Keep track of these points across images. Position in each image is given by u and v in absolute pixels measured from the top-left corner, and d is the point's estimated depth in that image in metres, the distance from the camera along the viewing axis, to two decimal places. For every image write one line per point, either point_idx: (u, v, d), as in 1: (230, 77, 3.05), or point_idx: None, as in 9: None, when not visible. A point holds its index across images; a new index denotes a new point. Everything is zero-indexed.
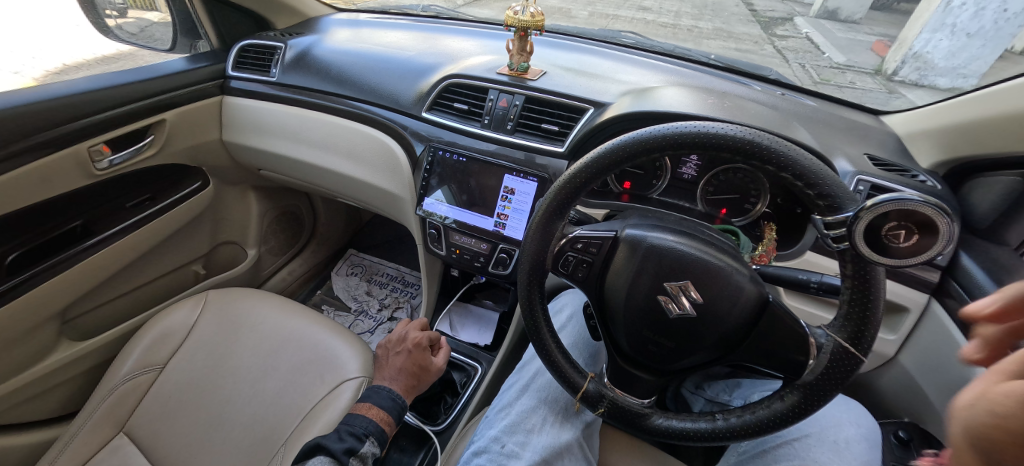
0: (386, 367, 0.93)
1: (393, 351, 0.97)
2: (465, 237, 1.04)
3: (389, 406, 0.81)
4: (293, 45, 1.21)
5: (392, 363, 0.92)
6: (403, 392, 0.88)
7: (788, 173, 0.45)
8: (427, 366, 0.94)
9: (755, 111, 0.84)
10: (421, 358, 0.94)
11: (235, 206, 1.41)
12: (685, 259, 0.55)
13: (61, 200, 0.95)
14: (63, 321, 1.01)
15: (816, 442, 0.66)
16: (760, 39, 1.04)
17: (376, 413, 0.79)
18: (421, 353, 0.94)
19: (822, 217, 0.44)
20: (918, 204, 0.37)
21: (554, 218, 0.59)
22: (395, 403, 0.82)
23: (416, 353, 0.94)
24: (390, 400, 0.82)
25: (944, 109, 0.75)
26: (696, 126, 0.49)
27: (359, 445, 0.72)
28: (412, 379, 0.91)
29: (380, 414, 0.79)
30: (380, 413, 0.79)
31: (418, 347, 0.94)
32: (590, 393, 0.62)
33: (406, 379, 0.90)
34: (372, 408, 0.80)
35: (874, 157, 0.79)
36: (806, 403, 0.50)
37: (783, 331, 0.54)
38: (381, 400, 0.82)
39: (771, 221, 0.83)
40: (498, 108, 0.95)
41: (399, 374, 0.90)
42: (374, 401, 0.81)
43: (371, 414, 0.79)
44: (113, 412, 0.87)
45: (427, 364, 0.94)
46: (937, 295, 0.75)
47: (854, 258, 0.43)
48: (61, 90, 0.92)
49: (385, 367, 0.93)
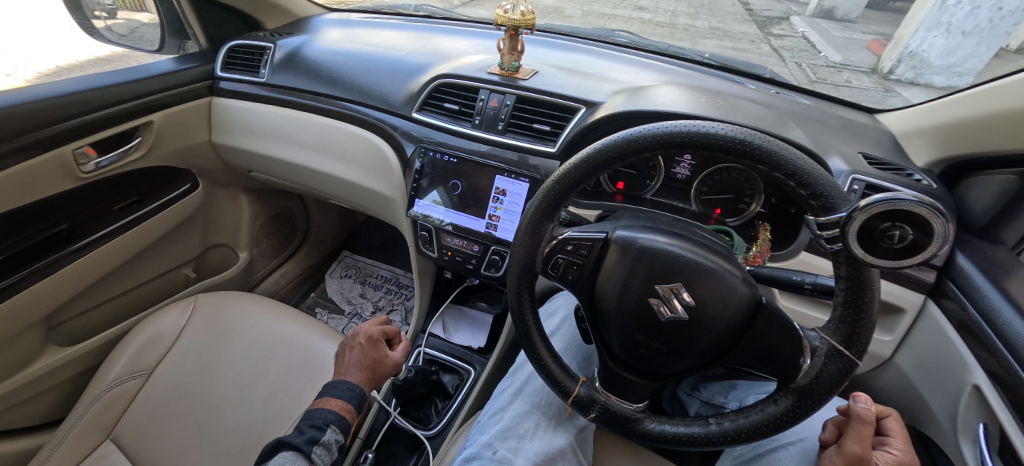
0: (339, 364, 0.84)
1: (347, 346, 0.87)
2: (457, 239, 1.03)
3: (347, 396, 0.74)
4: (282, 45, 1.19)
5: (347, 358, 0.84)
6: (362, 384, 0.79)
7: (780, 172, 0.44)
8: (386, 357, 0.85)
9: (749, 110, 0.84)
10: (378, 349, 0.85)
11: (226, 208, 1.39)
12: (677, 261, 0.54)
13: (47, 202, 0.93)
14: (49, 327, 1.00)
15: (810, 446, 0.65)
16: (756, 38, 1.03)
17: (334, 404, 0.72)
18: (377, 345, 0.86)
19: (815, 218, 0.43)
20: (912, 204, 0.36)
21: (543, 219, 0.57)
22: (354, 393, 0.75)
23: (371, 345, 0.85)
24: (349, 390, 0.75)
25: (941, 107, 0.74)
26: (686, 125, 0.48)
27: (322, 433, 0.66)
28: (371, 371, 0.82)
29: (339, 405, 0.72)
30: (338, 404, 0.72)
31: (373, 339, 0.86)
32: (581, 397, 0.61)
33: (363, 371, 0.81)
34: (331, 400, 0.72)
35: (869, 156, 0.79)
36: (800, 407, 0.49)
37: (776, 334, 0.53)
38: (339, 392, 0.74)
39: (766, 221, 0.82)
40: (489, 108, 0.93)
41: (355, 366, 0.82)
42: (332, 394, 0.74)
43: (329, 405, 0.72)
44: (98, 420, 0.84)
45: (386, 356, 0.86)
46: (934, 295, 0.74)
47: (848, 259, 0.42)
48: (50, 91, 0.90)
49: (339, 363, 0.84)
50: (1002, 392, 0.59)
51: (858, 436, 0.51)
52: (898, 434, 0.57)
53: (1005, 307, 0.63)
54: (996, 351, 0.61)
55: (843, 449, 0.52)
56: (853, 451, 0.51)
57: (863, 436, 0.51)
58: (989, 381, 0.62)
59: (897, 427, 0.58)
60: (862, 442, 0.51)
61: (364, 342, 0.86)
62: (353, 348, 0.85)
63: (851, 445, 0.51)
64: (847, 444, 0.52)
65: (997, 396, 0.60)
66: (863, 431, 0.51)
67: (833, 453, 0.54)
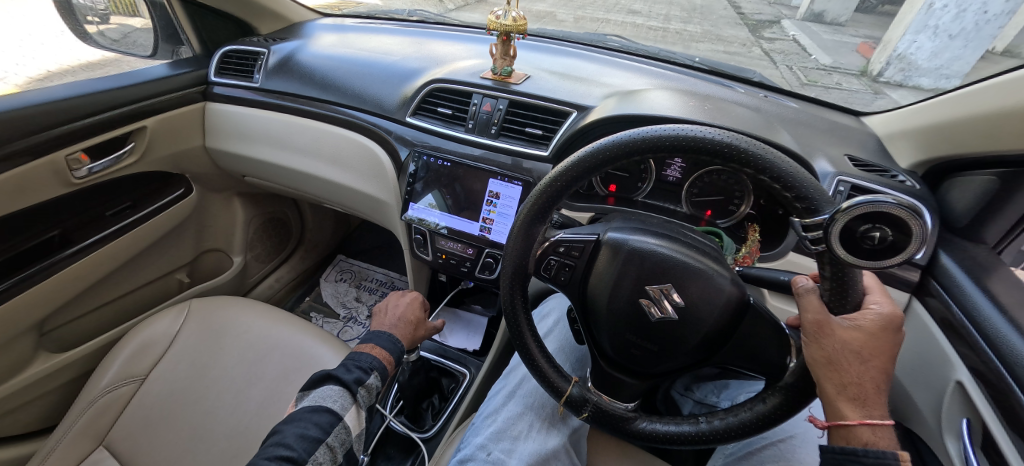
0: (381, 315, 0.86)
1: (393, 302, 0.90)
2: (452, 242, 1.03)
3: (390, 348, 0.74)
4: (276, 51, 1.20)
5: (389, 312, 0.86)
6: (402, 338, 0.81)
7: (766, 175, 0.45)
8: (423, 320, 0.88)
9: (736, 113, 0.85)
10: (419, 310, 0.89)
11: (221, 212, 1.39)
12: (665, 262, 0.55)
13: (41, 208, 0.93)
14: (41, 333, 0.99)
15: (800, 443, 0.66)
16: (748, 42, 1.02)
17: (378, 352, 0.73)
18: (419, 307, 0.89)
19: (800, 219, 0.44)
20: (891, 207, 0.37)
21: (535, 222, 0.58)
22: (396, 346, 0.76)
23: (414, 306, 0.88)
24: (391, 343, 0.76)
25: (927, 108, 0.76)
26: (675, 130, 0.49)
27: (366, 377, 0.67)
28: (411, 329, 0.84)
29: (383, 354, 0.73)
30: (382, 353, 0.73)
31: (419, 301, 0.90)
32: (574, 397, 0.61)
33: (404, 326, 0.83)
34: (374, 348, 0.73)
35: (855, 157, 0.81)
36: (788, 404, 0.50)
37: (764, 333, 0.54)
38: (382, 342, 0.75)
39: (756, 222, 0.84)
40: (482, 112, 0.94)
41: (397, 320, 0.84)
42: (375, 342, 0.74)
43: (373, 352, 0.72)
44: (91, 426, 0.84)
45: (424, 319, 0.89)
46: (918, 294, 0.77)
47: (832, 259, 0.44)
48: (41, 97, 0.89)
49: (380, 315, 0.85)
50: (983, 388, 0.60)
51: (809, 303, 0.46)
52: (874, 288, 0.47)
53: (987, 306, 0.64)
54: (979, 348, 0.62)
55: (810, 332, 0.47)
56: (810, 320, 0.46)
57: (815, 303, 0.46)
58: (972, 378, 0.63)
59: (872, 281, 0.48)
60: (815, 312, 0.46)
61: (409, 303, 0.88)
62: (398, 304, 0.88)
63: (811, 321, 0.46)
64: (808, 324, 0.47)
65: (978, 392, 0.61)
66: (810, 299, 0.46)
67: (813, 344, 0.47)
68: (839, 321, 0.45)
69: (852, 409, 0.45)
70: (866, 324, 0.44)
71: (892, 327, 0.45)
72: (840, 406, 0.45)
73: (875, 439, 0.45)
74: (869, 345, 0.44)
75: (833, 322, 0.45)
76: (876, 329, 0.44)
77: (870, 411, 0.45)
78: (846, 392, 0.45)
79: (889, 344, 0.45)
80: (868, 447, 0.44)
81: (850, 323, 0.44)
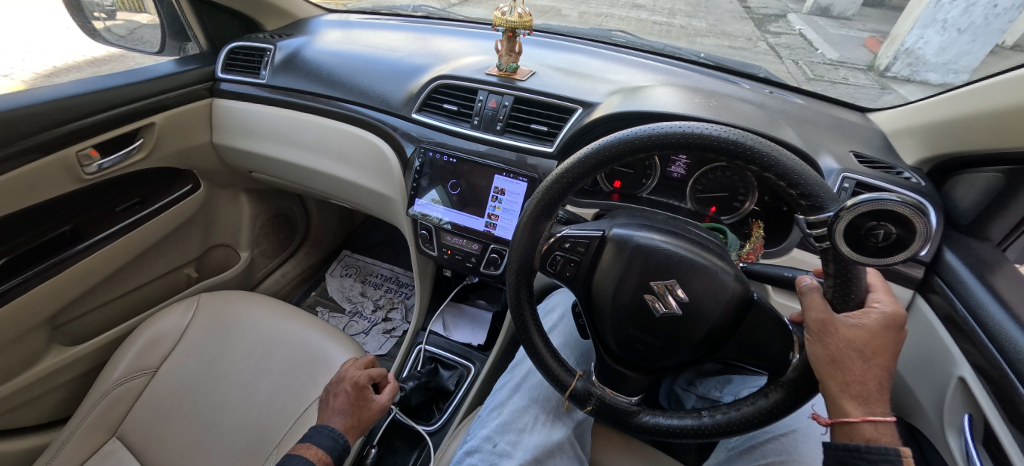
0: (324, 410, 0.83)
1: (332, 391, 0.86)
2: (457, 237, 1.04)
3: (329, 446, 0.73)
4: (281, 47, 1.20)
5: (330, 405, 0.82)
6: (346, 430, 0.78)
7: (771, 172, 0.46)
8: (370, 401, 0.85)
9: (742, 110, 0.85)
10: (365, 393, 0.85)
11: (227, 208, 1.40)
12: (671, 258, 0.56)
13: (52, 204, 0.95)
14: (54, 327, 1.01)
15: (803, 437, 0.67)
16: (753, 36, 1.04)
17: (313, 453, 0.70)
18: (365, 391, 0.84)
19: (805, 216, 0.44)
20: (897, 205, 0.38)
21: (541, 218, 0.59)
22: (337, 444, 0.74)
23: (358, 392, 0.83)
24: (332, 439, 0.74)
25: (932, 105, 0.76)
26: (681, 127, 0.50)
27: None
28: (355, 417, 0.81)
29: (319, 454, 0.71)
30: (318, 452, 0.71)
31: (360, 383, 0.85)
32: (578, 391, 0.62)
33: (347, 417, 0.80)
34: (310, 448, 0.71)
35: (860, 154, 0.80)
36: (790, 399, 0.51)
37: (767, 328, 0.55)
38: (322, 439, 0.73)
39: (760, 219, 0.84)
40: (487, 109, 0.95)
41: (339, 413, 0.80)
42: (313, 441, 0.73)
43: (309, 454, 0.70)
44: (105, 417, 0.86)
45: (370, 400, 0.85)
46: (922, 290, 0.77)
47: (835, 256, 0.45)
48: (52, 94, 0.90)
49: (323, 411, 0.82)
50: (986, 384, 0.60)
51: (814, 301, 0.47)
52: (878, 286, 0.48)
53: (991, 303, 0.64)
54: (983, 345, 0.62)
55: (813, 331, 0.47)
56: (813, 319, 0.47)
57: (819, 302, 0.47)
58: (975, 375, 0.63)
59: (876, 279, 0.48)
60: (818, 308, 0.46)
61: (351, 390, 0.83)
62: (338, 393, 0.84)
63: (814, 317, 0.47)
64: (811, 323, 0.47)
65: (981, 388, 0.61)
66: (814, 298, 0.47)
67: (812, 343, 0.48)
68: (842, 320, 0.45)
69: (854, 406, 0.46)
70: (869, 323, 0.45)
71: (895, 325, 0.45)
72: (842, 403, 0.46)
73: (878, 435, 0.45)
74: (871, 344, 0.45)
75: (836, 321, 0.45)
76: (879, 328, 0.45)
77: (873, 408, 0.45)
78: (848, 390, 0.45)
79: (893, 342, 0.45)
80: (870, 443, 0.45)
81: (854, 322, 0.45)
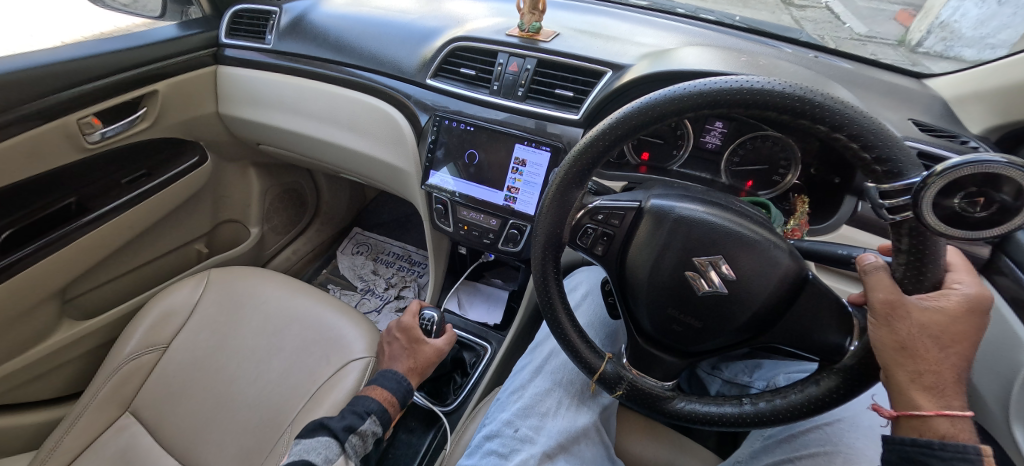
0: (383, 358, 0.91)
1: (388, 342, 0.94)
2: (474, 212, 0.99)
3: (393, 388, 0.81)
4: (287, 10, 1.14)
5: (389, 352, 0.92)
6: (409, 373, 0.87)
7: (843, 133, 0.39)
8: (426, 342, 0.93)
9: (789, 71, 0.78)
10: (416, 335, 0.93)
11: (236, 183, 1.37)
12: (715, 232, 0.51)
13: (54, 175, 0.91)
14: (64, 300, 1.00)
15: (849, 427, 0.62)
16: (777, 8, 0.97)
17: (381, 395, 0.79)
18: (415, 334, 0.93)
19: (878, 185, 0.38)
20: (1003, 168, 0.32)
21: (571, 188, 0.53)
22: (400, 386, 0.82)
23: (409, 336, 0.93)
24: (396, 382, 0.82)
25: (1002, 68, 0.68)
26: (738, 81, 0.43)
27: (360, 422, 0.72)
28: (416, 360, 0.90)
29: (383, 394, 0.79)
30: (383, 393, 0.79)
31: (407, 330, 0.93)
32: (607, 374, 0.58)
33: (408, 361, 0.89)
34: (377, 389, 0.80)
35: (920, 122, 0.73)
36: (845, 388, 0.46)
37: (823, 310, 0.49)
38: (386, 382, 0.82)
39: (803, 194, 0.79)
40: (508, 73, 0.88)
41: (399, 355, 0.90)
42: (379, 383, 0.82)
43: (375, 395, 0.79)
44: (116, 393, 0.85)
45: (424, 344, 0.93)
46: (986, 271, 0.69)
47: (911, 229, 0.39)
48: (50, 58, 0.86)
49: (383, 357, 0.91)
50: None
51: (882, 283, 0.41)
52: (958, 266, 0.42)
53: None
54: None
55: (879, 315, 0.41)
56: (879, 300, 0.41)
57: (888, 283, 0.41)
58: None
59: (954, 259, 0.43)
60: (890, 290, 0.40)
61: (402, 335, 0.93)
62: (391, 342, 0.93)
63: (882, 296, 0.41)
64: (876, 305, 0.42)
65: None
66: (882, 280, 0.41)
67: (876, 328, 0.42)
68: (915, 301, 0.40)
69: (927, 399, 0.41)
70: (947, 307, 0.39)
71: (979, 310, 0.39)
72: (912, 396, 0.41)
73: (955, 432, 0.40)
74: (949, 330, 0.40)
75: (909, 304, 0.40)
76: (960, 313, 0.39)
77: (948, 401, 0.41)
78: (920, 381, 0.41)
79: (975, 328, 0.40)
80: (945, 440, 0.40)
81: (929, 305, 0.40)
